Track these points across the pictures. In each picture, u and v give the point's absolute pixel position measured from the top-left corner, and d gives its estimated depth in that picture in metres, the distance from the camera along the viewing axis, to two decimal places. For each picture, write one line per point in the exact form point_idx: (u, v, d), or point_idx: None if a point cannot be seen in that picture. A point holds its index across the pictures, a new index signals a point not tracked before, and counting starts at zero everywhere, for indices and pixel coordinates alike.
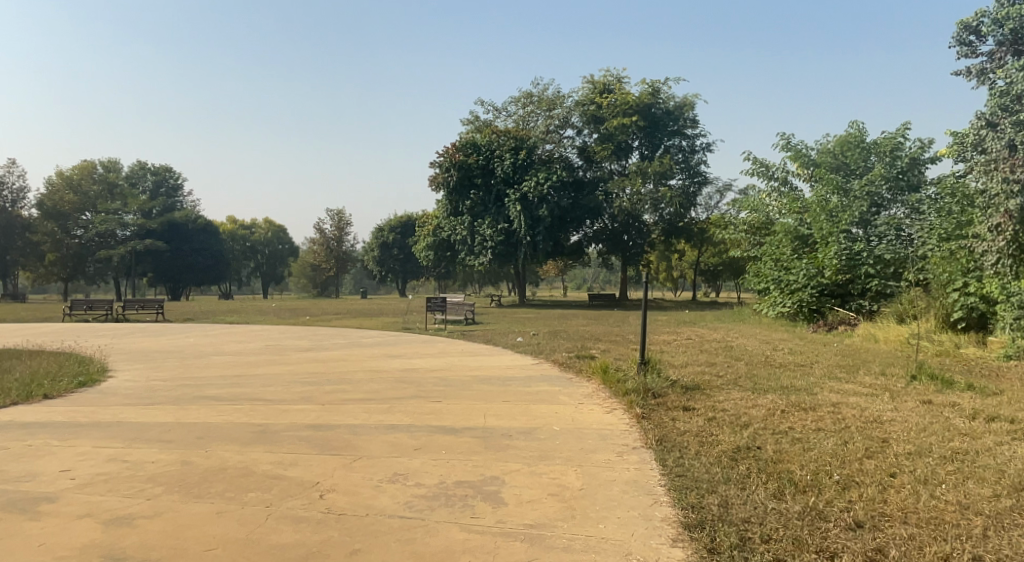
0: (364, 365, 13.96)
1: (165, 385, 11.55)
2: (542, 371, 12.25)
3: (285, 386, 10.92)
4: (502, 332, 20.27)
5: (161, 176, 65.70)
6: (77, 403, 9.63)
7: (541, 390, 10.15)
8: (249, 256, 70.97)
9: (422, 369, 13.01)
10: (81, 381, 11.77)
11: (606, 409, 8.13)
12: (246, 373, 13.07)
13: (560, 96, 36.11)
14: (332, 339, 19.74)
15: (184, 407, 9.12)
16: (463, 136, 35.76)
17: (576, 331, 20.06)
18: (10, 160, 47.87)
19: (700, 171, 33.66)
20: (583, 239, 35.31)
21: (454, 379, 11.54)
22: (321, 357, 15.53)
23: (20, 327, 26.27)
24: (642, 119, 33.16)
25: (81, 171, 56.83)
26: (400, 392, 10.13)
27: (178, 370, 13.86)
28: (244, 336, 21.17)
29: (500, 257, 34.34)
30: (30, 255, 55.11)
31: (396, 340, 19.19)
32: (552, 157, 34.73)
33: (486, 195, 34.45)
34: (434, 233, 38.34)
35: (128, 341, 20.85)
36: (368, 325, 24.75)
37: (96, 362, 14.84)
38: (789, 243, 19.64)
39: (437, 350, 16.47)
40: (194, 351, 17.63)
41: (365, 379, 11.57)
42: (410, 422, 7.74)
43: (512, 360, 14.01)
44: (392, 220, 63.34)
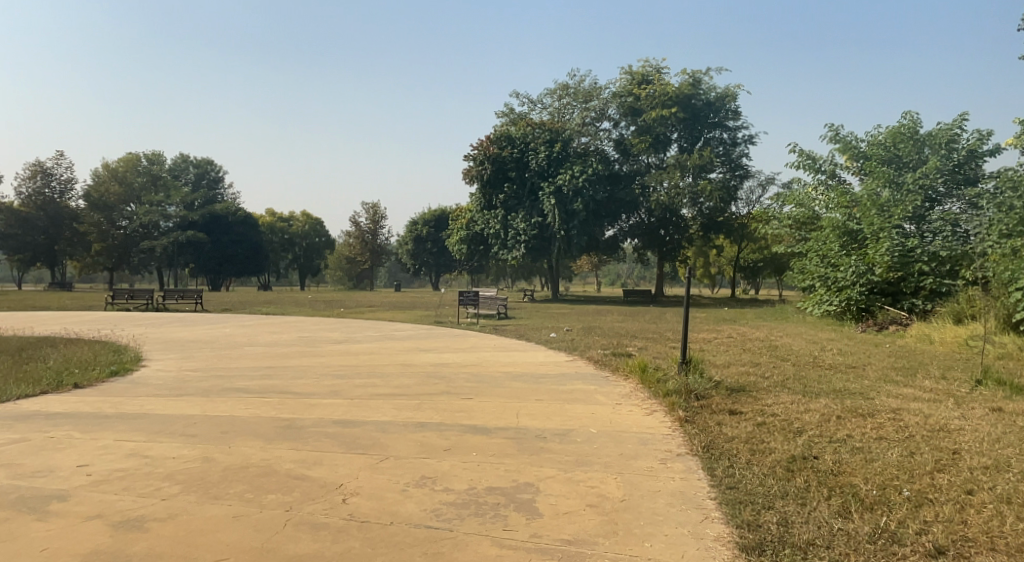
0: (396, 359, 13.69)
1: (196, 375, 11.43)
2: (577, 369, 11.86)
3: (315, 380, 10.69)
4: (537, 328, 19.89)
5: (203, 169, 66.79)
6: (106, 393, 9.51)
7: (577, 388, 9.78)
8: (287, 248, 71.62)
9: (454, 364, 12.71)
10: (113, 370, 11.68)
11: (646, 411, 7.73)
12: (276, 364, 12.90)
13: (597, 88, 35.57)
14: (365, 331, 19.59)
15: (212, 400, 8.93)
16: (499, 128, 35.53)
17: (612, 327, 19.59)
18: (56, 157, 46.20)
19: (741, 164, 32.70)
20: (619, 234, 34.81)
21: (487, 375, 11.20)
22: (353, 350, 15.33)
23: (62, 315, 26.66)
24: (681, 110, 32.38)
25: (126, 163, 58.63)
26: (431, 388, 9.83)
27: (210, 360, 13.75)
28: (277, 327, 21.12)
29: (533, 252, 34.00)
30: (76, 246, 54.49)
31: (429, 334, 18.94)
32: (588, 150, 34.22)
33: (520, 188, 34.20)
34: (468, 226, 38.11)
35: (166, 330, 20.98)
36: (401, 318, 24.60)
37: (131, 351, 14.84)
38: (838, 239, 19.05)
39: (470, 345, 16.17)
40: (229, 341, 17.61)
41: (396, 374, 11.30)
42: (441, 420, 7.41)
43: (547, 356, 13.64)
44: (426, 214, 63.65)
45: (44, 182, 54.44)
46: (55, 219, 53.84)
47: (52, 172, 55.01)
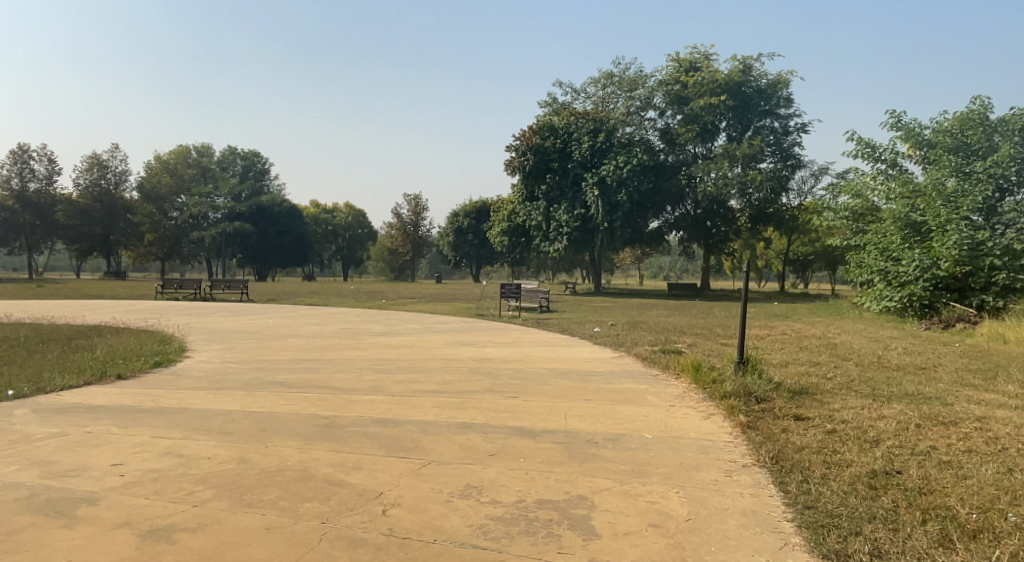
0: (437, 353, 13.37)
1: (238, 368, 11.23)
2: (625, 366, 11.41)
3: (355, 374, 10.41)
4: (581, 322, 19.38)
5: (250, 161, 67.50)
6: (146, 384, 9.34)
7: (627, 387, 9.33)
8: (330, 239, 72.14)
9: (497, 359, 12.33)
10: (157, 362, 11.47)
11: (703, 414, 7.34)
12: (317, 357, 12.66)
13: (643, 76, 34.81)
14: (407, 323, 19.33)
15: (250, 394, 8.68)
16: (542, 119, 35.06)
17: (659, 322, 18.98)
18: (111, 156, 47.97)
19: (793, 154, 31.62)
20: (664, 226, 34.13)
21: (531, 371, 10.80)
22: (393, 343, 15.05)
23: (113, 304, 27.00)
24: (731, 97, 31.41)
25: (177, 156, 59.51)
26: (475, 385, 9.45)
27: (251, 352, 13.59)
28: (318, 318, 21.00)
29: (575, 244, 33.42)
30: (130, 235, 56.01)
31: (470, 327, 18.59)
32: (632, 140, 33.54)
33: (563, 179, 33.76)
34: (509, 217, 37.71)
35: (211, 320, 21.01)
36: (443, 310, 24.35)
37: (176, 341, 14.76)
38: (899, 231, 18.70)
39: (514, 339, 15.78)
40: (272, 332, 17.50)
41: (438, 369, 10.96)
42: (485, 422, 7.04)
43: (593, 353, 13.18)
44: (467, 206, 63.50)
45: (101, 174, 55.74)
46: (110, 211, 55.20)
47: (108, 165, 56.21)
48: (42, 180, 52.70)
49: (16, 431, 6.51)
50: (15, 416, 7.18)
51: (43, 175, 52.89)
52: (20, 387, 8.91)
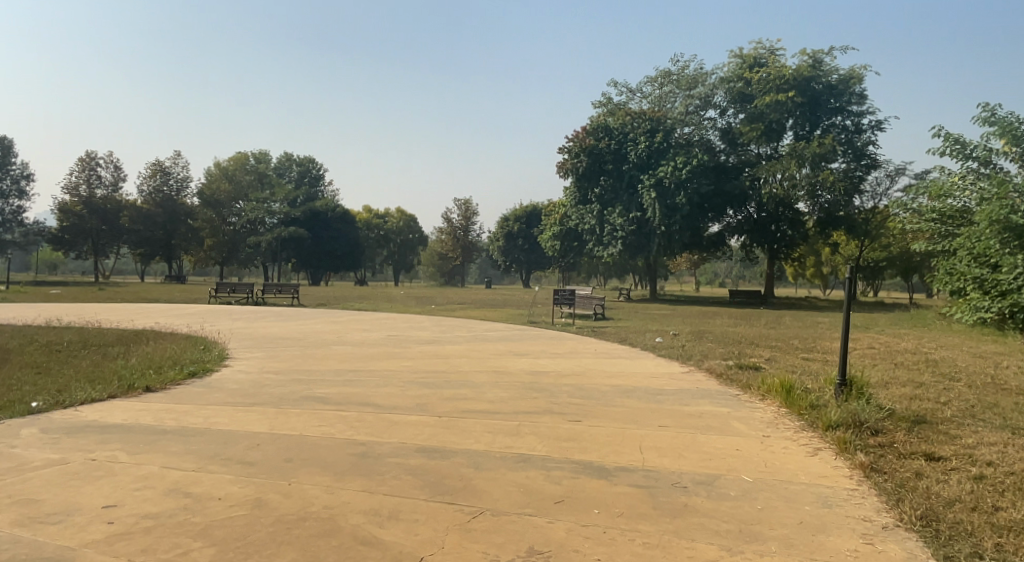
0: (489, 365, 12.33)
1: (276, 379, 10.36)
2: (698, 383, 10.28)
3: (400, 389, 9.45)
4: (643, 332, 18.16)
5: (305, 168, 67.80)
6: (172, 396, 8.49)
7: (706, 411, 8.18)
8: (382, 244, 71.90)
9: (555, 374, 11.22)
10: (191, 371, 10.64)
11: (810, 450, 6.44)
12: (360, 368, 11.73)
13: (703, 73, 33.39)
14: (457, 331, 18.40)
15: (282, 411, 7.75)
16: (596, 119, 33.95)
17: (726, 332, 17.62)
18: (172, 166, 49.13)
19: (867, 153, 29.78)
20: (725, 230, 32.65)
21: (592, 389, 9.69)
22: (442, 353, 14.07)
23: (166, 307, 26.66)
24: (799, 94, 29.74)
25: (236, 163, 59.77)
26: (533, 405, 8.40)
27: (292, 361, 12.72)
28: (366, 325, 20.18)
29: (631, 249, 32.20)
30: (191, 241, 57.07)
31: (522, 335, 17.53)
32: (692, 140, 32.14)
33: (618, 181, 32.62)
34: (562, 222, 36.63)
35: (258, 325, 20.35)
36: (494, 317, 23.36)
37: (218, 349, 14.00)
38: (997, 235, 17.27)
39: (571, 350, 14.65)
40: (318, 339, 16.70)
41: (491, 385, 9.92)
42: (546, 454, 6.00)
43: (660, 367, 11.98)
44: (518, 210, 62.69)
45: (163, 181, 56.24)
46: (171, 215, 55.39)
47: (170, 171, 56.73)
48: (109, 186, 54.15)
49: (11, 456, 5.67)
50: (18, 436, 6.35)
51: (109, 181, 54.34)
52: (39, 399, 8.13)
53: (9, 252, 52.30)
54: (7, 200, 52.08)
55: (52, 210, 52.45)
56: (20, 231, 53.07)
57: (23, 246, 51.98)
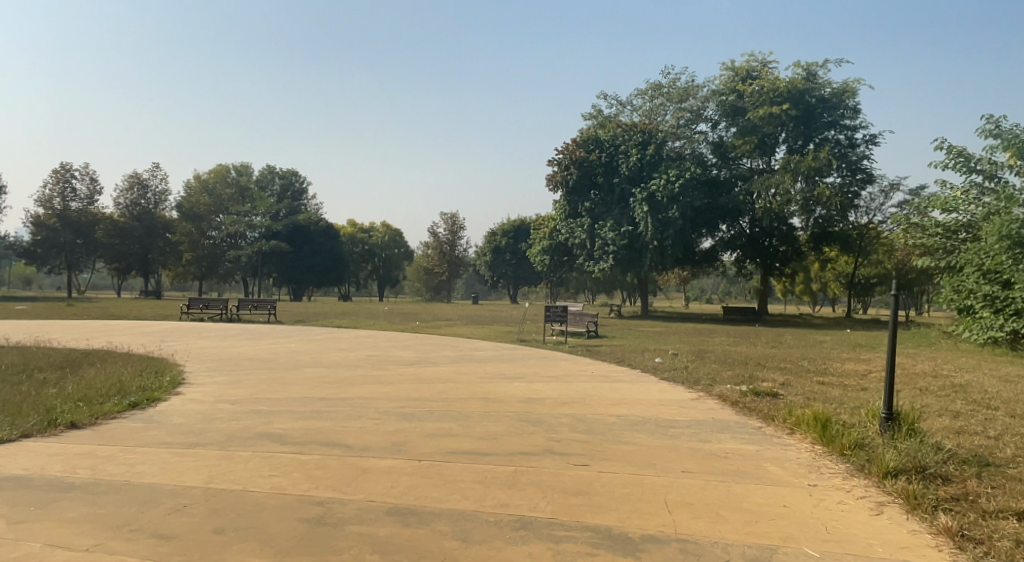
0: (476, 391, 11.07)
1: (232, 411, 9.06)
2: (712, 414, 9.09)
3: (373, 423, 8.18)
4: (640, 351, 17.02)
5: (287, 180, 66.14)
6: (101, 438, 7.20)
7: (732, 451, 7.00)
8: (367, 259, 70.58)
9: (549, 402, 9.99)
10: (131, 403, 9.29)
11: (874, 506, 5.26)
12: (331, 396, 10.45)
13: (695, 86, 32.49)
14: (441, 351, 17.14)
15: (227, 455, 6.48)
16: (586, 131, 33.17)
17: (729, 353, 16.47)
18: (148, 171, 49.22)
19: (863, 168, 28.74)
20: (718, 245, 31.57)
21: (595, 421, 8.47)
22: (424, 376, 12.81)
23: (133, 326, 25.14)
24: (793, 107, 28.82)
25: (216, 175, 57.87)
26: (529, 444, 7.18)
27: (255, 387, 11.42)
28: (344, 343, 18.90)
29: (622, 264, 31.17)
30: (168, 255, 55.16)
31: (511, 355, 16.29)
32: (683, 154, 31.16)
33: (609, 195, 31.69)
34: (551, 235, 35.63)
35: (228, 345, 18.95)
36: (481, 335, 22.12)
37: (173, 374, 12.65)
38: (1007, 250, 16.31)
39: (564, 373, 13.44)
40: (290, 360, 15.38)
41: (479, 416, 8.67)
42: (550, 517, 4.80)
43: (665, 394, 10.78)
44: (505, 224, 61.68)
45: (140, 194, 54.17)
46: (149, 230, 53.98)
47: (148, 184, 54.62)
48: (83, 200, 52.25)
49: None
50: None
51: (84, 194, 52.44)
52: None
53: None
54: None
55: (25, 223, 51.16)
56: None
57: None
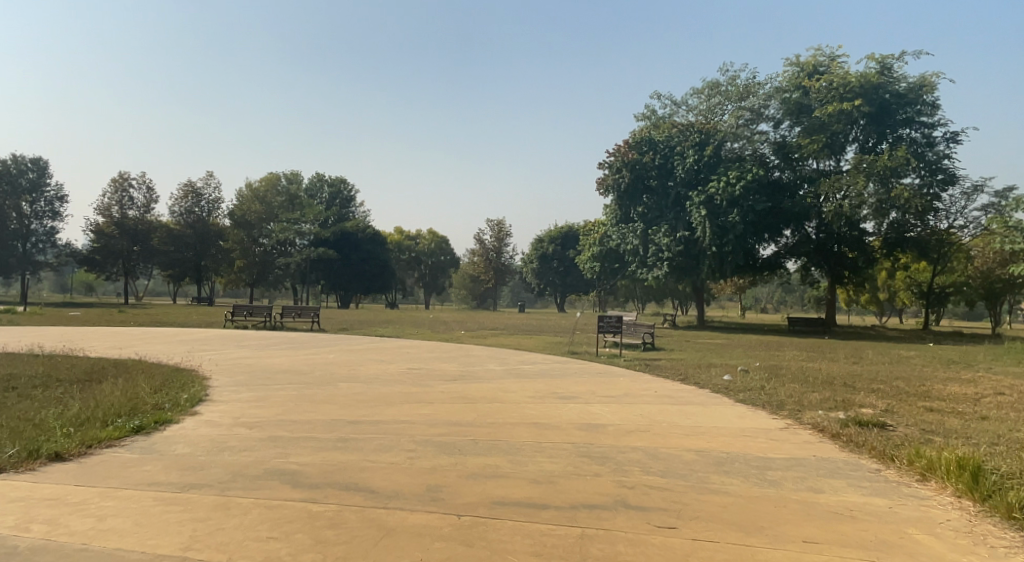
0: (528, 414, 9.66)
1: (248, 438, 7.87)
2: (815, 450, 7.54)
3: (405, 458, 6.86)
4: (706, 368, 15.40)
5: (337, 188, 64.74)
6: (83, 478, 6.03)
7: (857, 507, 5.51)
8: (413, 266, 70.00)
9: (613, 430, 8.52)
10: (136, 426, 8.14)
11: None
12: (363, 419, 9.18)
13: (756, 83, 30.63)
14: (488, 364, 15.80)
15: (224, 503, 5.27)
16: (639, 131, 31.65)
17: (807, 370, 14.73)
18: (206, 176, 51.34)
19: (943, 168, 26.41)
20: (781, 252, 29.60)
21: (672, 457, 7.04)
22: (468, 396, 11.43)
23: (172, 333, 24.27)
24: (866, 103, 26.69)
25: (267, 184, 57.92)
26: (596, 491, 5.78)
27: (280, 405, 10.22)
28: (384, 355, 17.69)
29: (678, 272, 29.60)
30: (221, 262, 55.62)
31: (563, 370, 14.84)
32: (743, 155, 29.37)
33: (663, 199, 30.24)
34: (601, 241, 34.09)
35: (263, 354, 17.88)
36: (530, 345, 20.72)
37: (197, 389, 11.57)
38: None
39: (626, 393, 11.91)
40: (325, 374, 14.23)
41: (533, 450, 7.28)
42: None
43: (748, 422, 9.18)
44: (552, 231, 60.55)
45: (195, 202, 54.68)
46: (202, 237, 54.30)
47: (202, 193, 55.15)
48: (141, 208, 52.65)
49: None
50: None
51: (142, 203, 52.92)
52: None
53: (40, 275, 51.40)
54: (40, 221, 50.83)
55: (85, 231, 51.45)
56: (53, 253, 51.95)
57: (55, 267, 50.96)
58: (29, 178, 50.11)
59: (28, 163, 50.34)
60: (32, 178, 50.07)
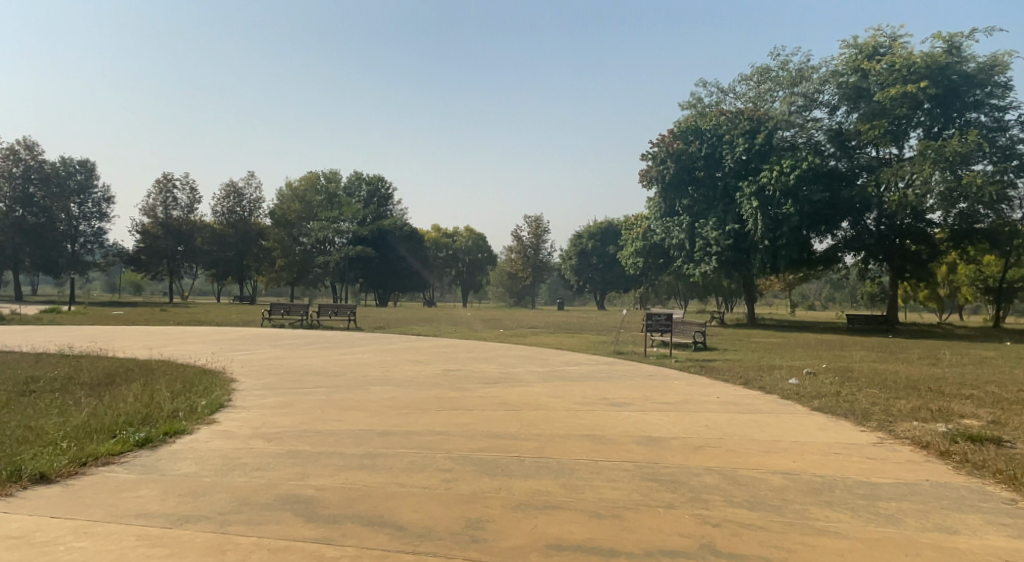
0: (579, 425, 8.55)
1: (263, 452, 6.95)
2: (928, 472, 6.31)
3: (440, 481, 5.83)
4: (768, 370, 14.13)
5: (375, 185, 63.50)
6: (66, 508, 5.14)
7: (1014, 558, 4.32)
8: (451, 264, 69.28)
9: (678, 446, 7.38)
10: (141, 439, 7.23)
11: None
12: (394, 430, 8.18)
13: (810, 68, 29.07)
14: (530, 366, 14.71)
15: (221, 551, 4.33)
16: (685, 120, 30.30)
17: (881, 373, 13.39)
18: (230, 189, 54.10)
19: (1017, 153, 24.56)
20: (838, 246, 28.00)
21: (757, 483, 5.92)
22: (510, 402, 10.36)
23: (205, 332, 23.61)
24: (933, 85, 24.99)
25: (307, 183, 57.41)
26: (673, 531, 4.70)
27: (304, 413, 9.30)
28: (419, 355, 16.74)
29: (728, 267, 28.25)
30: (263, 261, 55.46)
31: (611, 373, 13.70)
32: (797, 143, 27.86)
33: (711, 191, 28.93)
34: (645, 236, 32.75)
35: (294, 355, 17.03)
36: (573, 345, 19.60)
37: (219, 394, 10.72)
38: None
39: (684, 399, 10.72)
40: (357, 376, 13.32)
41: (589, 471, 6.20)
42: None
43: (835, 438, 7.95)
44: (591, 227, 59.34)
45: (236, 202, 54.45)
46: (244, 236, 54.43)
47: (243, 192, 54.90)
48: (185, 208, 52.65)
49: None
50: None
51: (186, 203, 52.96)
52: None
53: (88, 274, 51.73)
54: (89, 221, 51.14)
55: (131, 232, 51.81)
56: (102, 253, 52.14)
57: (103, 267, 51.35)
58: (76, 180, 50.82)
59: (77, 164, 51.47)
60: (80, 180, 50.79)
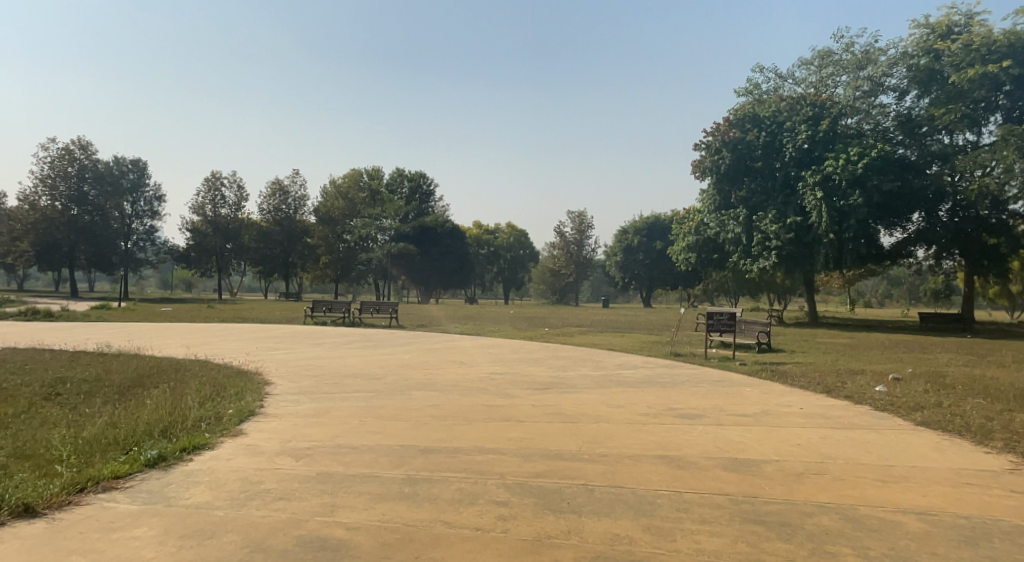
0: (651, 443, 7.41)
1: (290, 475, 5.98)
2: None
3: (497, 520, 4.82)
4: (848, 375, 12.77)
5: (416, 182, 62.92)
6: (46, 556, 4.24)
7: None
8: (493, 261, 68.26)
9: (775, 474, 6.21)
10: (154, 457, 6.29)
11: None
12: (438, 446, 7.15)
13: (877, 50, 27.35)
14: (583, 369, 13.58)
15: None
16: (741, 107, 28.82)
17: (977, 380, 11.96)
18: (273, 182, 54.74)
19: None
20: (908, 239, 26.28)
21: (890, 531, 4.77)
22: (568, 412, 9.25)
23: (245, 330, 22.91)
24: (1017, 64, 23.16)
25: (350, 179, 56.87)
26: None
27: (340, 423, 8.34)
28: (464, 356, 15.71)
29: (788, 262, 26.75)
30: (308, 258, 54.72)
31: (674, 378, 12.53)
32: (864, 130, 26.20)
33: (769, 182, 27.41)
34: (697, 229, 31.28)
35: (333, 355, 16.15)
36: (626, 345, 18.41)
37: (250, 399, 9.82)
38: None
39: (765, 411, 9.48)
40: (399, 379, 12.34)
41: (675, 508, 5.12)
42: None
43: (958, 463, 6.71)
44: (637, 222, 57.82)
45: (282, 200, 54.42)
46: (289, 234, 54.31)
47: (289, 190, 54.86)
48: (233, 206, 52.97)
49: None
50: None
51: (233, 201, 53.25)
52: None
53: (140, 271, 52.40)
54: (141, 220, 51.64)
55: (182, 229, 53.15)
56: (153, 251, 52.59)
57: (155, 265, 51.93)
58: (129, 179, 51.21)
59: (130, 164, 51.69)
60: (132, 179, 51.06)
